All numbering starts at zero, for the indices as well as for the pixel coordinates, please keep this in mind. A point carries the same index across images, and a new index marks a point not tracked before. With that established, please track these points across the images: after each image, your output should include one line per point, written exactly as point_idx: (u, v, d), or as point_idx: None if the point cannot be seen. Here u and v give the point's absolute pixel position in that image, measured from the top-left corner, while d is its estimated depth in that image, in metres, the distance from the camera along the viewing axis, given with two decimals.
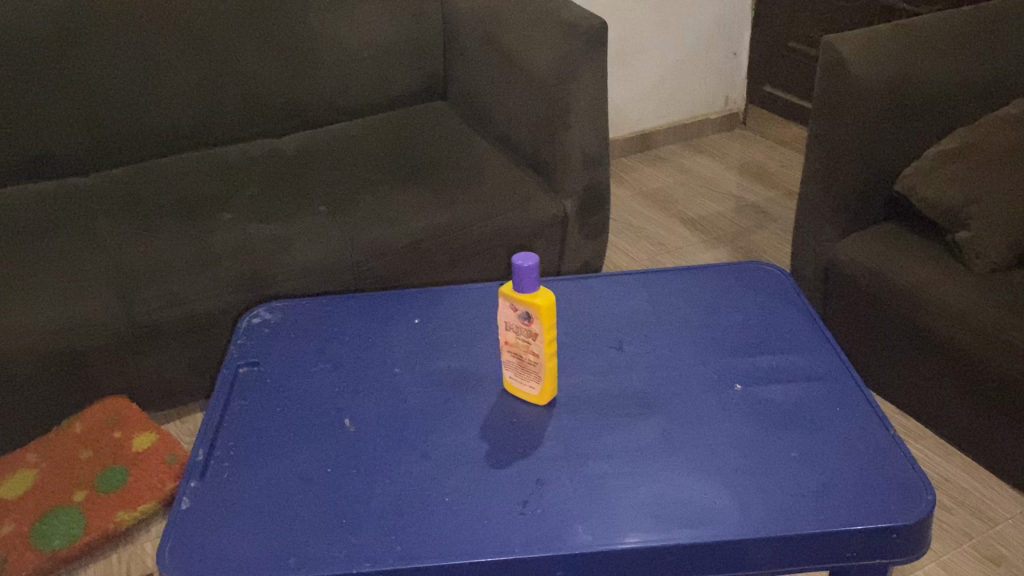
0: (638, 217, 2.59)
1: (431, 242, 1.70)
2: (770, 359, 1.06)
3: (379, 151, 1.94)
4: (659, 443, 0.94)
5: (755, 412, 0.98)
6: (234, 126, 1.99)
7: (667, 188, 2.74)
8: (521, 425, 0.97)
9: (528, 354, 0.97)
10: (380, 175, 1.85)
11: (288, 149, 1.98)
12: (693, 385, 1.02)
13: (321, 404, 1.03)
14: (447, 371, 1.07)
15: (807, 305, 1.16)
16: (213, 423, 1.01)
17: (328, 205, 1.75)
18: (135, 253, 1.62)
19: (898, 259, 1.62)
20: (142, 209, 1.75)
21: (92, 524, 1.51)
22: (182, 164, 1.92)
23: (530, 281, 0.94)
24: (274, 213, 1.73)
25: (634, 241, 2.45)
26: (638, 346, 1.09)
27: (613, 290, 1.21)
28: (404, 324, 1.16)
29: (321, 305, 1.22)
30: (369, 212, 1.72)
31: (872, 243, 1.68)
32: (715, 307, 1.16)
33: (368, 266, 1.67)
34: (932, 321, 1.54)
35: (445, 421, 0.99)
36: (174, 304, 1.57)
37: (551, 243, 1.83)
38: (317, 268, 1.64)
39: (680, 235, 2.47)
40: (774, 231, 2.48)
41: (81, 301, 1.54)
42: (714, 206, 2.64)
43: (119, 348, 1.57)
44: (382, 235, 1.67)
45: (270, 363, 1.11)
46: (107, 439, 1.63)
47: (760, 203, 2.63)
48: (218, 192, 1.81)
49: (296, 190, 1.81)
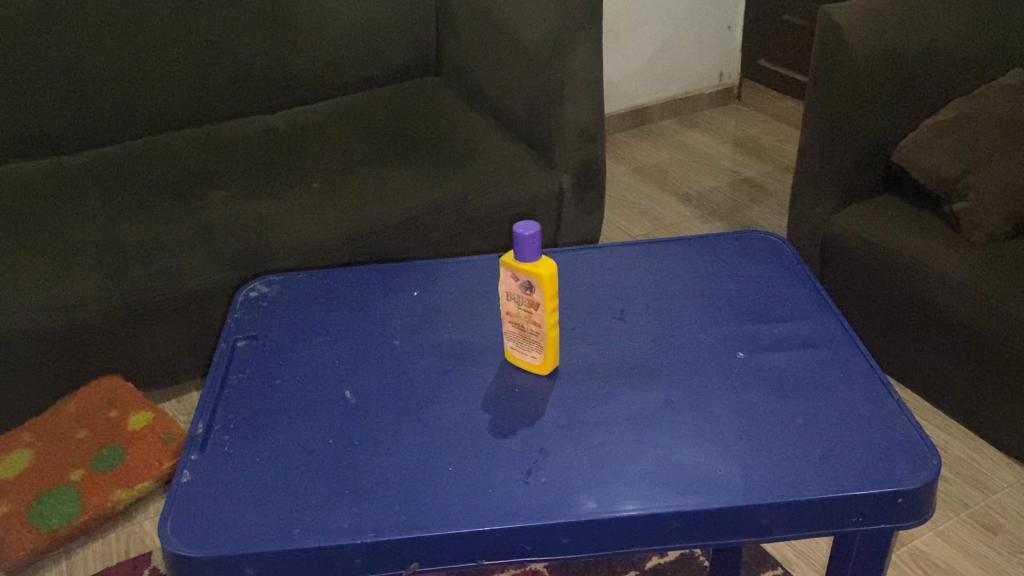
0: (633, 193, 2.58)
1: (427, 218, 1.69)
2: (772, 326, 1.05)
3: (373, 127, 1.92)
4: (662, 411, 0.94)
5: (758, 379, 0.97)
6: (226, 103, 1.97)
7: (661, 164, 2.73)
8: (523, 395, 0.97)
9: (530, 324, 0.97)
10: (375, 150, 1.83)
11: (281, 125, 1.96)
12: (695, 354, 1.02)
13: (321, 376, 1.02)
14: (448, 342, 1.06)
15: (808, 271, 1.15)
16: (213, 397, 1.00)
17: (323, 181, 1.74)
18: (129, 231, 1.61)
19: (897, 232, 1.62)
20: (135, 187, 1.73)
21: (91, 503, 1.51)
22: (174, 142, 1.89)
23: (532, 250, 0.93)
24: (269, 189, 1.72)
25: (630, 217, 2.45)
26: (638, 316, 1.08)
27: (613, 260, 1.20)
28: (403, 296, 1.15)
29: (317, 277, 1.20)
30: (364, 188, 1.71)
31: (870, 216, 1.68)
32: (716, 276, 1.15)
33: (366, 242, 1.65)
34: (930, 292, 1.54)
35: (447, 391, 0.98)
36: (170, 281, 1.55)
37: (548, 218, 1.82)
38: (313, 243, 1.62)
39: (676, 210, 2.47)
40: (769, 205, 2.48)
41: (74, 279, 1.52)
42: (710, 180, 2.63)
43: (115, 326, 1.56)
44: (378, 211, 1.66)
45: (268, 336, 1.10)
46: (102, 419, 1.63)
47: (756, 178, 2.63)
48: (212, 169, 1.79)
49: (290, 166, 1.79)
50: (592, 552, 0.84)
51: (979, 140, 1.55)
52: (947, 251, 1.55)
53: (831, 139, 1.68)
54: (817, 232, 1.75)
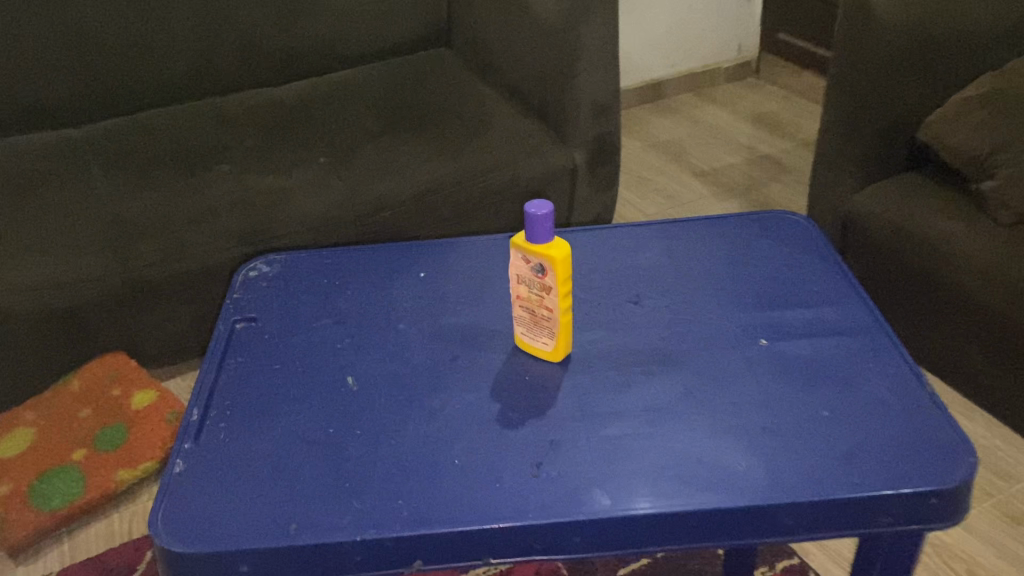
0: (648, 169, 2.52)
1: (437, 195, 1.64)
2: (797, 312, 1.00)
3: (382, 100, 1.87)
4: (682, 402, 0.89)
5: (783, 369, 0.92)
6: (232, 74, 1.91)
7: (678, 139, 2.67)
8: (534, 383, 0.92)
9: (542, 309, 0.92)
10: (383, 124, 1.78)
11: (287, 98, 1.90)
12: (715, 341, 0.96)
13: (323, 361, 0.97)
14: (455, 326, 1.01)
15: (835, 254, 1.10)
16: (210, 382, 0.96)
17: (330, 155, 1.68)
18: (132, 206, 1.56)
19: (921, 211, 1.56)
20: (138, 160, 1.69)
21: (93, 483, 1.48)
22: (179, 115, 1.84)
23: (545, 231, 0.88)
24: (274, 164, 1.67)
25: (645, 194, 2.39)
26: (656, 301, 1.03)
27: (630, 241, 1.14)
28: (409, 278, 1.10)
29: (321, 257, 1.16)
30: (373, 163, 1.66)
31: (894, 194, 1.61)
32: (737, 259, 1.10)
33: (374, 218, 1.60)
34: (954, 276, 1.47)
35: (454, 379, 0.93)
36: (172, 258, 1.51)
37: (560, 195, 1.77)
38: (318, 220, 1.57)
39: (692, 187, 2.40)
40: (788, 183, 2.41)
41: (76, 255, 1.48)
42: (727, 156, 2.56)
43: (117, 301, 1.52)
44: (387, 188, 1.61)
45: (269, 318, 1.05)
46: (106, 398, 1.60)
47: (774, 154, 2.56)
48: (217, 143, 1.74)
49: (297, 141, 1.74)
50: (605, 552, 0.79)
51: (1009, 116, 1.48)
52: (973, 232, 1.49)
53: (856, 113, 1.62)
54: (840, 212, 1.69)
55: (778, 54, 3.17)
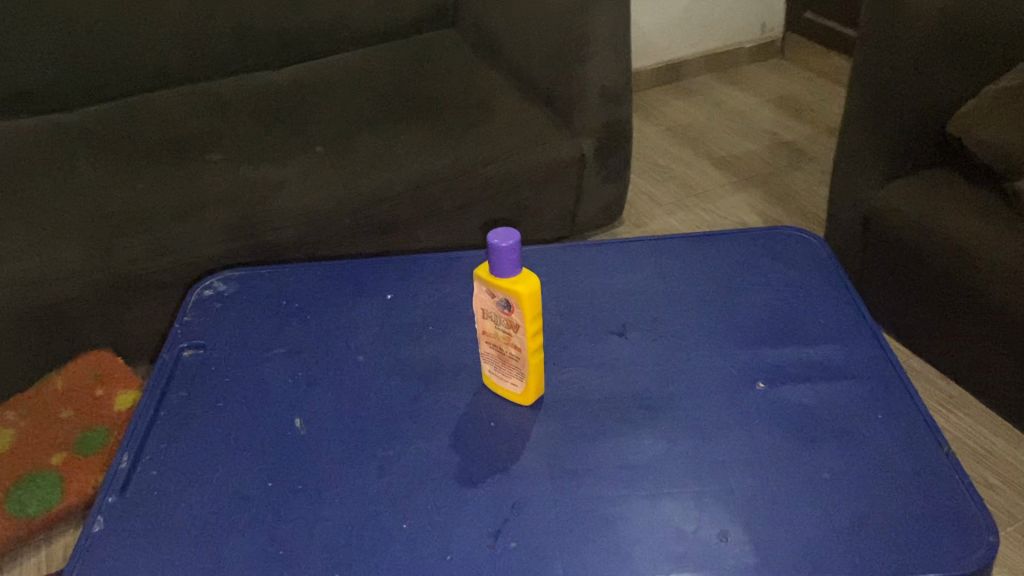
0: (663, 155, 2.39)
1: (437, 187, 1.49)
2: (800, 349, 0.89)
3: (382, 85, 1.72)
4: (667, 459, 0.79)
5: (781, 420, 0.82)
6: (229, 58, 1.75)
7: (696, 124, 2.54)
8: (501, 430, 0.82)
9: (509, 348, 0.82)
10: (384, 111, 1.63)
11: (284, 81, 1.74)
12: (706, 384, 0.86)
13: (269, 398, 0.88)
14: (419, 359, 0.92)
15: (847, 280, 0.99)
16: (145, 422, 0.87)
17: (326, 144, 1.53)
18: (116, 197, 1.39)
19: (943, 210, 1.36)
20: (124, 148, 1.51)
21: (72, 488, 1.26)
22: (170, 99, 1.67)
23: (510, 263, 0.78)
24: (269, 152, 1.51)
25: (659, 182, 2.26)
26: (644, 332, 0.93)
27: (621, 261, 1.04)
28: (375, 300, 1.00)
29: (283, 275, 1.06)
30: (368, 151, 1.51)
31: (917, 190, 1.42)
32: (737, 284, 0.99)
33: (370, 212, 1.45)
34: (981, 281, 1.28)
35: (413, 425, 0.84)
36: (161, 253, 1.32)
37: (564, 187, 1.66)
38: (314, 216, 1.41)
39: (709, 176, 2.28)
40: (810, 172, 2.28)
41: (56, 248, 1.29)
42: (747, 143, 2.43)
43: (100, 302, 1.33)
44: (384, 179, 1.46)
45: (218, 345, 0.96)
46: (88, 398, 1.38)
47: (796, 141, 2.43)
48: (210, 130, 1.57)
49: (291, 126, 1.59)
50: None
51: None
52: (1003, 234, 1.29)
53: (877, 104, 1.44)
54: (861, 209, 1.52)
55: (803, 34, 3.02)
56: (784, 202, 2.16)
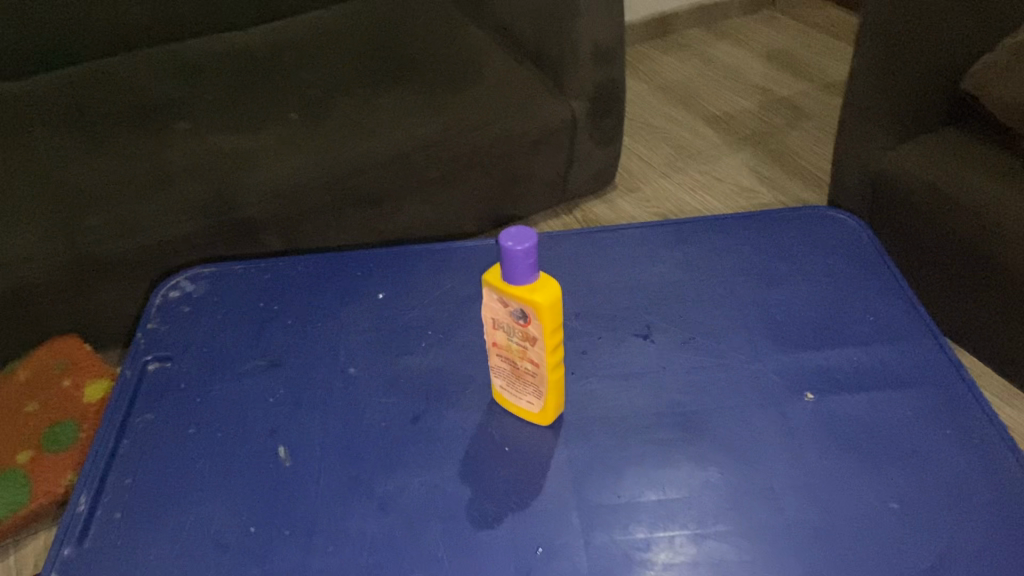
0: (654, 115, 2.27)
1: (422, 155, 1.36)
2: (848, 351, 0.79)
3: (361, 43, 1.56)
4: (710, 491, 0.69)
5: (833, 438, 0.72)
6: (194, 20, 1.59)
7: (687, 81, 2.41)
8: (518, 456, 0.72)
9: (525, 362, 0.72)
10: (363, 73, 1.48)
11: (256, 42, 1.59)
12: (746, 395, 0.76)
13: (249, 420, 0.77)
14: (418, 371, 0.81)
15: (890, 264, 0.88)
16: (107, 454, 0.75)
17: (301, 110, 1.38)
18: (73, 173, 1.24)
19: (968, 177, 1.17)
20: (83, 118, 1.36)
21: (42, 488, 1.10)
22: (133, 64, 1.51)
23: (527, 269, 0.67)
24: (239, 120, 1.36)
25: (651, 144, 2.14)
26: (670, 335, 0.82)
27: (639, 250, 0.93)
28: (364, 301, 0.89)
29: (259, 272, 0.94)
30: (346, 117, 1.36)
31: (935, 153, 1.23)
32: (770, 274, 0.88)
33: (351, 184, 1.32)
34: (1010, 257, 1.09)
35: (417, 451, 0.73)
36: (125, 232, 1.19)
37: (556, 153, 1.53)
38: (288, 189, 1.27)
39: (703, 137, 2.16)
40: (808, 130, 2.17)
41: (8, 231, 1.16)
42: (741, 100, 2.31)
43: (61, 292, 1.19)
44: (365, 147, 1.32)
45: (189, 357, 0.84)
46: (55, 390, 1.20)
47: (792, 97, 2.31)
48: (177, 98, 1.42)
49: (263, 91, 1.44)
50: None
51: None
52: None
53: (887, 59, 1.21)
54: (864, 172, 1.30)
55: None
56: (781, 161, 2.05)
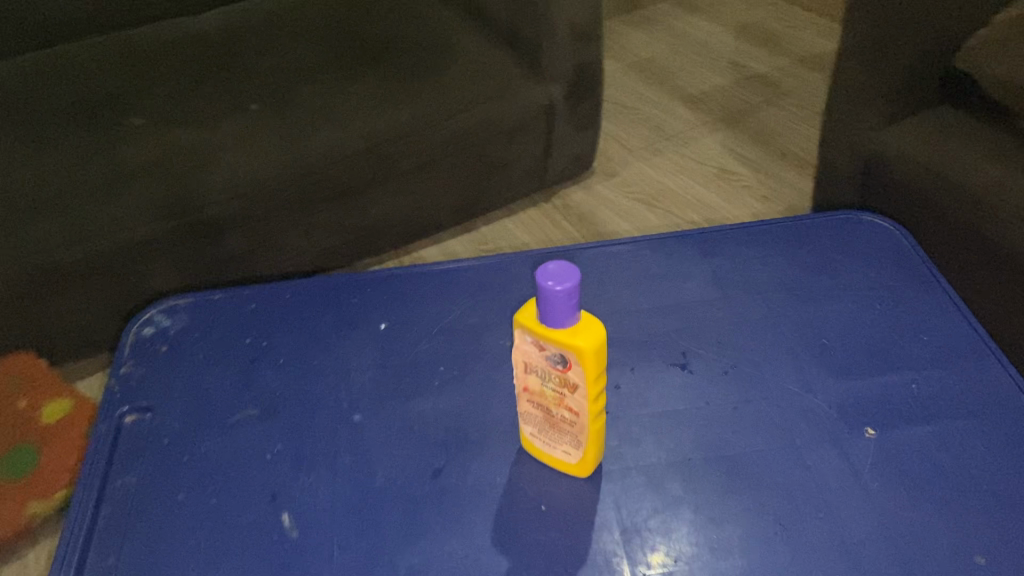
0: (622, 93, 1.99)
1: (395, 145, 1.24)
2: (905, 377, 0.72)
3: (324, 22, 1.43)
4: (772, 552, 0.62)
5: (903, 480, 0.65)
6: (142, 5, 1.46)
7: (658, 58, 2.16)
8: (557, 515, 0.64)
9: (561, 410, 0.63)
10: (327, 55, 1.35)
11: (212, 26, 1.45)
12: (801, 433, 0.69)
13: (245, 479, 0.68)
14: (432, 416, 0.72)
15: (938, 275, 0.81)
16: (84, 526, 0.66)
17: (261, 98, 1.26)
18: (13, 175, 1.12)
19: (960, 152, 1.04)
20: (24, 115, 1.23)
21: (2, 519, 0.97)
22: (80, 53, 1.38)
23: (566, 311, 0.58)
24: (194, 110, 1.24)
25: (624, 125, 1.85)
26: (709, 364, 0.75)
27: (664, 267, 0.85)
28: (364, 333, 0.80)
29: (243, 301, 0.85)
30: (310, 104, 1.24)
31: (927, 129, 1.10)
32: (810, 289, 0.81)
33: (318, 179, 1.20)
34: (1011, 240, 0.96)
35: (443, 513, 0.65)
36: (73, 240, 1.07)
37: (535, 141, 1.41)
38: (251, 185, 1.15)
39: (680, 117, 1.88)
40: (788, 108, 1.90)
41: None
42: (714, 77, 2.05)
43: (9, 312, 1.08)
44: (331, 137, 1.20)
45: (171, 406, 0.75)
46: (8, 413, 1.06)
47: (768, 73, 2.05)
48: (127, 87, 1.29)
49: (220, 77, 1.31)
50: None
51: None
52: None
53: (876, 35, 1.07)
54: (852, 154, 1.16)
55: None
56: (764, 142, 1.77)
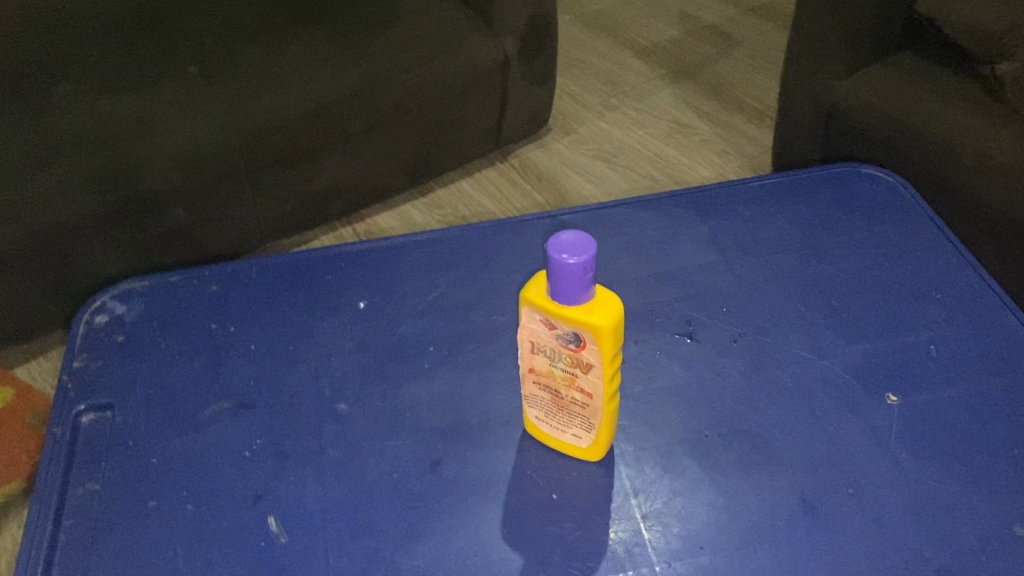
0: (570, 45, 1.86)
1: (346, 106, 1.17)
2: (922, 338, 0.69)
3: None
4: (802, 532, 0.58)
5: (929, 449, 0.62)
6: None
7: (607, 9, 2.00)
8: (571, 504, 0.60)
9: (572, 392, 0.58)
10: (266, 9, 1.25)
11: None
12: (818, 400, 0.65)
13: (223, 480, 0.62)
14: (423, 403, 0.66)
15: (944, 229, 0.78)
16: (45, 544, 0.59)
17: (198, 58, 1.16)
18: None
19: (937, 102, 1.01)
20: None
21: None
22: None
23: (580, 287, 0.53)
24: (124, 72, 1.13)
25: (577, 78, 1.73)
26: (715, 333, 0.70)
27: (658, 231, 0.80)
28: (342, 313, 0.74)
29: (204, 284, 0.77)
30: (252, 65, 1.15)
31: (902, 80, 1.06)
32: (813, 247, 0.77)
33: (264, 147, 1.12)
34: (992, 190, 0.93)
35: (447, 507, 0.60)
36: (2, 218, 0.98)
37: (494, 98, 1.35)
38: (194, 154, 1.07)
39: (632, 68, 1.76)
40: (742, 57, 1.79)
41: None
42: (665, 27, 1.91)
43: None
44: (274, 102, 1.12)
45: (134, 402, 0.68)
46: None
47: (719, 23, 1.92)
48: (49, 49, 1.17)
49: (148, 33, 1.20)
50: None
51: None
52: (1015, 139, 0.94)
53: None
54: (819, 106, 1.13)
55: None
56: (720, 92, 1.67)
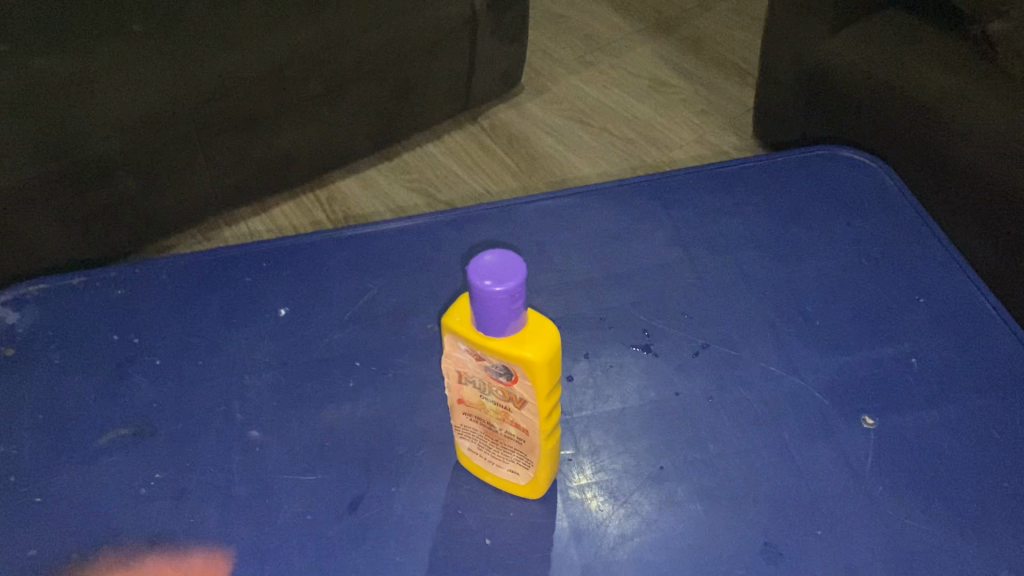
0: None
1: (298, 70, 1.07)
2: (903, 350, 0.62)
3: None
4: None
5: (909, 482, 0.55)
6: None
7: None
8: (506, 551, 0.53)
9: (504, 426, 0.51)
10: None
11: None
12: (786, 424, 0.58)
13: (115, 523, 0.55)
14: (345, 429, 0.59)
15: (929, 223, 0.71)
16: None
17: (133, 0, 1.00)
18: None
19: (924, 61, 0.92)
20: None
21: None
22: None
23: (504, 317, 0.45)
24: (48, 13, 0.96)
25: (550, 32, 1.63)
26: (675, 344, 0.63)
27: (616, 225, 0.72)
28: (260, 322, 0.66)
29: (108, 287, 0.69)
30: (201, 17, 1.01)
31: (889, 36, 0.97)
32: (786, 245, 0.70)
33: (216, 109, 1.02)
34: (982, 169, 0.85)
35: (366, 554, 0.53)
36: None
37: (456, 58, 1.25)
38: (137, 120, 0.96)
39: (609, 23, 1.65)
40: (726, 10, 1.68)
41: None
42: None
43: None
44: (228, 62, 1.00)
45: (20, 429, 0.60)
46: None
47: None
48: None
49: None
50: None
51: None
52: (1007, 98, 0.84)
53: None
54: (803, 65, 1.07)
55: None
56: (702, 49, 1.57)
